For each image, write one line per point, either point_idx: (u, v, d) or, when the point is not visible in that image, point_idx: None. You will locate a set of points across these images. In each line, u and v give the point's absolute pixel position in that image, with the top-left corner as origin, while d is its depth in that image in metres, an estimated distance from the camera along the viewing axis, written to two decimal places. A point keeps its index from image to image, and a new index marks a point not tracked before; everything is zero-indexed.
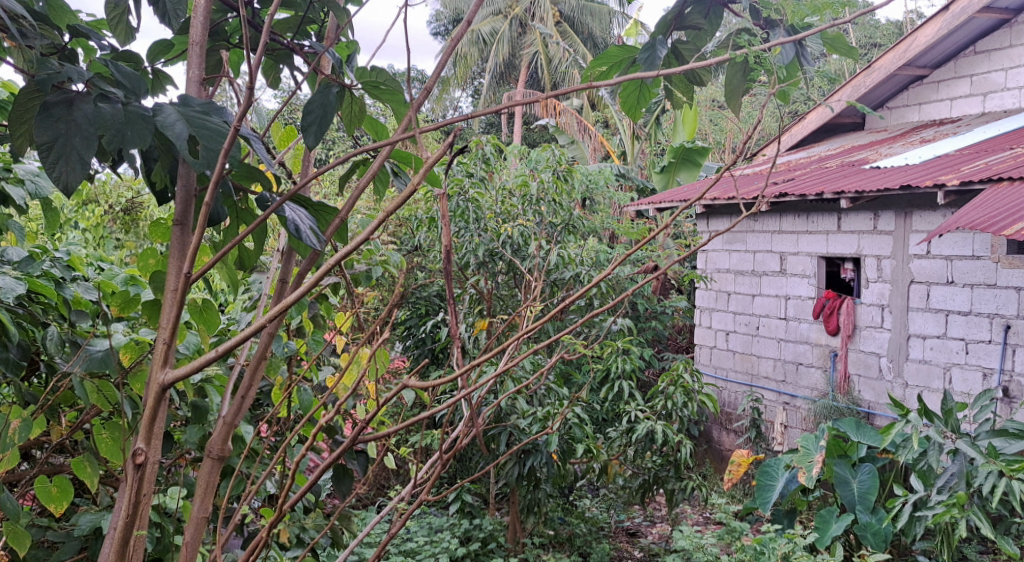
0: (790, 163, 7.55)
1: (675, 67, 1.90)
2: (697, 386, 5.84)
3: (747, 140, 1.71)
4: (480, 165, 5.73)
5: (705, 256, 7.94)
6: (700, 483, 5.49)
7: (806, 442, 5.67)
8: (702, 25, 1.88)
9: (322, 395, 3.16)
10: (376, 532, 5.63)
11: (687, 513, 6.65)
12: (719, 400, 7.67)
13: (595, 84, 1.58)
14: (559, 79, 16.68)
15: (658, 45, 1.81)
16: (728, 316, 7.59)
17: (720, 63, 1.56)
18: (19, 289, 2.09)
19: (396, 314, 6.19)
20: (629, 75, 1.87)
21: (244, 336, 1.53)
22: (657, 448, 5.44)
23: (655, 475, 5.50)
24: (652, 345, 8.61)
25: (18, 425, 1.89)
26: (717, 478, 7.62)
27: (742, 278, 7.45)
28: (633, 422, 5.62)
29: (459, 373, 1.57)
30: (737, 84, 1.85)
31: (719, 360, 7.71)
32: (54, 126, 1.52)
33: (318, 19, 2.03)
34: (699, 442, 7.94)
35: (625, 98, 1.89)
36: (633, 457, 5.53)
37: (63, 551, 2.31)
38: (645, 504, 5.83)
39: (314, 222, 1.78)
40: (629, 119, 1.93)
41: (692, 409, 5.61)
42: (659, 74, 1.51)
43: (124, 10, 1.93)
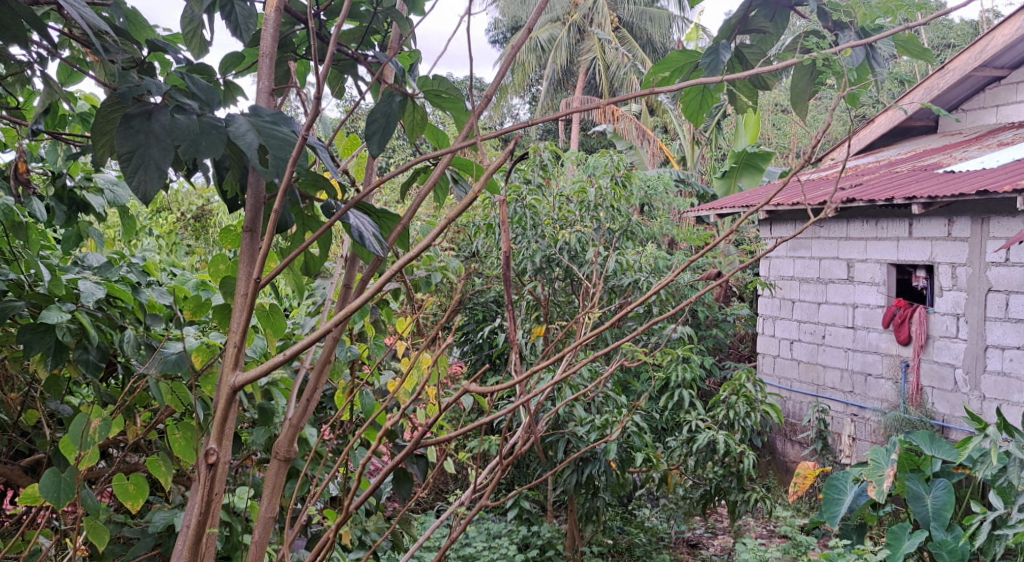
0: (860, 168, 7.44)
1: (739, 72, 1.91)
2: (760, 395, 5.78)
3: (817, 143, 1.70)
4: (538, 171, 5.78)
5: (768, 263, 7.87)
6: (763, 495, 5.40)
7: (876, 454, 5.53)
8: (768, 28, 1.89)
9: (384, 400, 3.20)
10: (435, 536, 5.68)
11: (750, 526, 6.59)
12: (783, 410, 7.57)
13: (658, 91, 1.57)
14: (617, 85, 16.64)
15: (722, 50, 1.79)
16: (793, 324, 7.51)
17: (787, 67, 1.54)
18: (100, 293, 2.16)
19: (455, 320, 6.23)
20: (691, 80, 1.88)
21: (311, 341, 1.58)
22: (718, 458, 5.38)
23: (717, 486, 5.41)
24: (713, 353, 8.53)
25: (98, 424, 1.91)
26: (782, 490, 7.52)
27: (807, 285, 7.36)
28: (693, 432, 5.59)
29: (522, 380, 1.57)
30: (804, 87, 1.86)
31: (783, 370, 7.62)
32: (134, 137, 1.59)
33: (382, 29, 2.09)
34: (762, 453, 7.85)
35: (687, 103, 1.90)
36: (694, 468, 5.48)
37: (138, 547, 2.39)
38: (706, 515, 5.78)
39: (377, 229, 1.83)
40: (692, 124, 1.93)
41: (755, 419, 5.55)
42: (721, 79, 1.49)
43: (198, 25, 2.00)
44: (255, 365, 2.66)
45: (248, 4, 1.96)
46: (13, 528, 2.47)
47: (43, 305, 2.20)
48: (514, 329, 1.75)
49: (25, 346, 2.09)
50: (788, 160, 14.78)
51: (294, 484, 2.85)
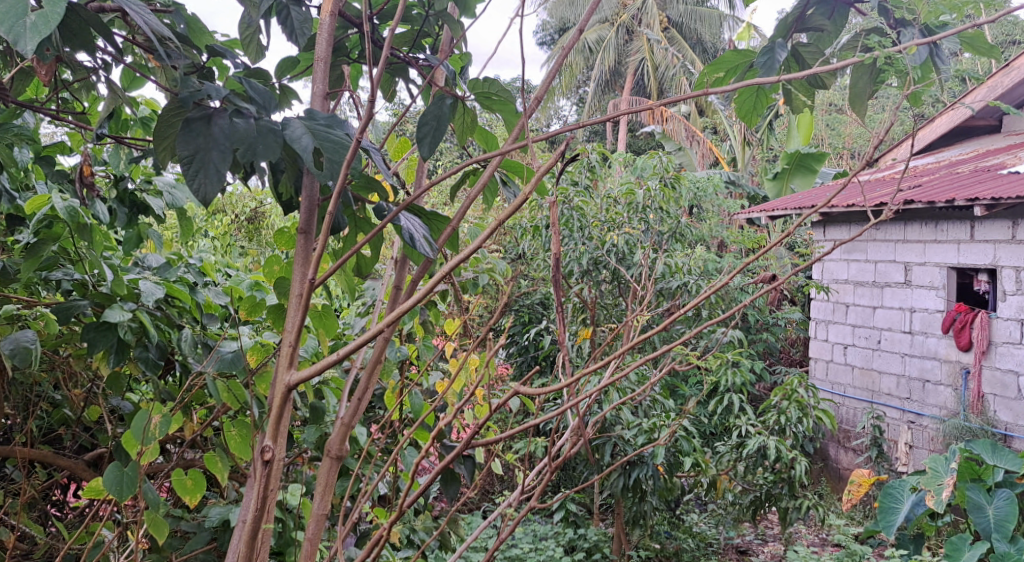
0: (920, 168, 7.30)
1: (796, 71, 1.90)
2: (813, 401, 5.70)
3: (878, 143, 1.69)
4: (585, 173, 5.76)
5: (822, 266, 7.78)
6: (816, 503, 5.31)
7: (935, 463, 5.35)
8: (826, 26, 1.87)
9: (432, 401, 3.23)
10: (482, 537, 5.70)
11: (801, 534, 6.51)
12: (837, 416, 7.47)
13: (712, 91, 1.56)
14: (666, 86, 16.53)
15: (777, 49, 1.79)
16: (846, 329, 7.42)
17: (848, 65, 1.52)
18: (160, 293, 2.22)
19: (502, 322, 6.25)
20: (746, 80, 1.87)
21: (364, 340, 1.61)
22: (769, 464, 5.32)
23: (767, 492, 5.33)
24: (764, 357, 8.44)
25: (159, 419, 1.95)
26: (834, 498, 7.41)
27: (862, 289, 7.27)
28: (743, 437, 5.54)
29: (570, 383, 1.58)
30: (864, 87, 1.85)
31: (836, 375, 7.53)
32: (195, 140, 1.63)
33: (433, 32, 2.11)
34: (814, 460, 7.75)
35: (741, 103, 1.89)
36: (743, 473, 5.41)
37: (195, 540, 2.45)
38: (756, 522, 5.72)
39: (427, 231, 1.85)
40: (746, 125, 1.93)
41: (807, 425, 5.47)
42: (778, 80, 1.47)
43: (255, 29, 2.05)
44: (308, 364, 2.70)
45: (304, 9, 1.98)
46: (76, 521, 2.53)
47: (106, 304, 2.25)
48: (563, 331, 1.76)
49: (89, 344, 2.14)
50: (842, 161, 14.56)
51: (343, 483, 2.87)
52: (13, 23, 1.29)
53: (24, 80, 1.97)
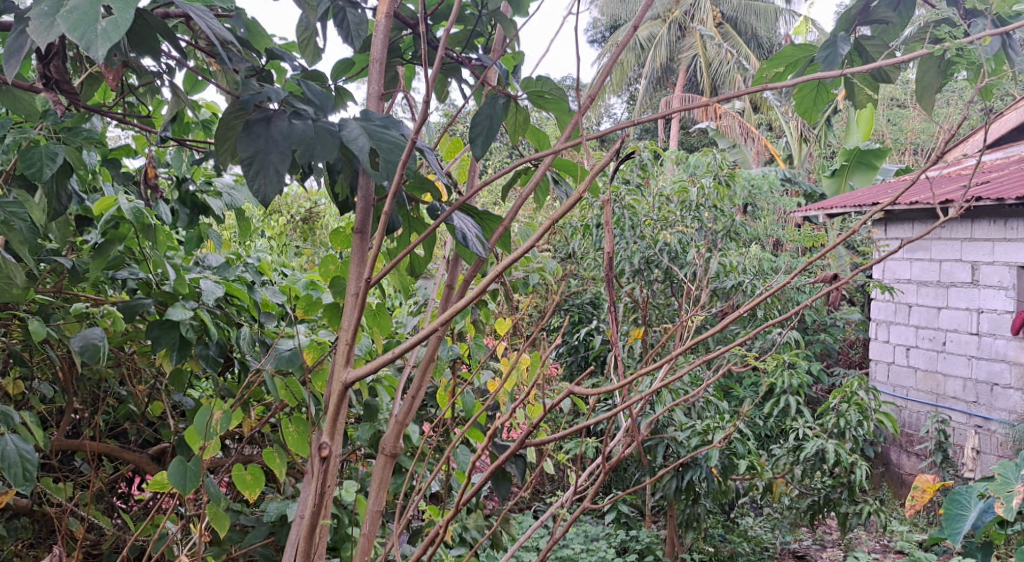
0: (990, 164, 7.13)
1: (859, 65, 1.86)
2: (873, 404, 5.60)
3: (949, 137, 1.68)
4: (637, 171, 5.72)
5: (883, 266, 7.67)
6: (878, 509, 5.19)
7: (1006, 468, 4.67)
8: (891, 18, 1.85)
9: (485, 400, 3.24)
10: (533, 535, 5.71)
11: (861, 539, 6.40)
12: (899, 420, 7.32)
13: (772, 85, 1.54)
14: (719, 83, 16.35)
15: (839, 43, 1.76)
16: (910, 330, 7.29)
17: (914, 58, 1.49)
18: (220, 292, 2.27)
19: (553, 322, 6.25)
20: (805, 75, 1.84)
21: (418, 340, 1.63)
22: (828, 468, 5.22)
23: (826, 497, 5.28)
24: (821, 359, 8.32)
25: (220, 415, 1.99)
26: (895, 503, 7.26)
27: (926, 289, 7.15)
28: (801, 440, 5.46)
29: (623, 385, 1.58)
30: (931, 80, 1.83)
31: (898, 378, 7.42)
32: (255, 142, 1.66)
33: (486, 32, 2.12)
34: (875, 465, 7.61)
35: (801, 99, 1.88)
36: (800, 477, 5.33)
37: (254, 534, 2.50)
38: (814, 527, 5.63)
39: (480, 230, 1.87)
40: (805, 120, 1.91)
41: (868, 428, 5.36)
42: (840, 73, 1.45)
43: (313, 32, 2.09)
44: (362, 363, 2.73)
45: (360, 11, 2.01)
46: (141, 513, 2.59)
47: (169, 303, 2.30)
48: (617, 334, 1.75)
49: (153, 342, 2.19)
50: (905, 158, 14.27)
51: (397, 481, 2.90)
52: (84, 31, 1.32)
53: (93, 85, 2.03)
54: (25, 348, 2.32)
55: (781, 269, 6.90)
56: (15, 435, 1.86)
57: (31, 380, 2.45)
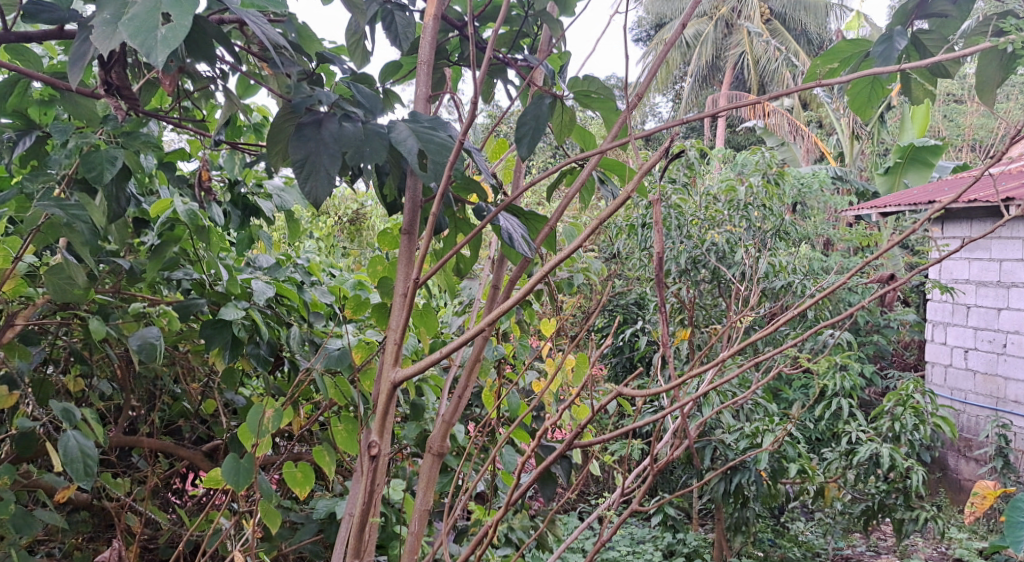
0: None
1: (916, 61, 1.85)
2: (930, 407, 5.50)
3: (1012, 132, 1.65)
4: (683, 170, 5.67)
5: (939, 267, 7.54)
6: (936, 515, 5.09)
7: None
8: (950, 12, 1.81)
9: (530, 400, 3.24)
10: (580, 537, 5.71)
11: (917, 546, 6.28)
12: (956, 424, 7.18)
13: (827, 82, 1.54)
14: (768, 79, 16.16)
15: (896, 38, 1.76)
16: (968, 332, 7.16)
17: (972, 53, 1.49)
18: (270, 292, 2.32)
19: (598, 322, 6.23)
20: (860, 71, 1.83)
21: (465, 340, 1.64)
22: (882, 472, 5.14)
23: (881, 503, 5.19)
24: (874, 361, 8.19)
25: (272, 412, 2.01)
26: (953, 509, 7.12)
27: (985, 289, 7.01)
28: (854, 444, 5.37)
29: (671, 386, 1.57)
30: (992, 74, 1.80)
31: (956, 381, 7.27)
32: (306, 145, 1.69)
33: (531, 32, 2.13)
34: (932, 470, 7.46)
35: (855, 95, 1.86)
36: (854, 481, 5.25)
37: (304, 531, 2.54)
38: (868, 533, 5.54)
39: (526, 230, 1.88)
40: (859, 117, 1.89)
41: (924, 432, 5.26)
42: (897, 68, 1.46)
43: (361, 36, 2.12)
44: (409, 363, 2.75)
45: (408, 14, 2.05)
46: (195, 509, 2.65)
47: (221, 302, 2.36)
48: (666, 336, 1.75)
49: (206, 341, 2.24)
50: (963, 155, 13.96)
51: (445, 480, 2.92)
52: (145, 37, 1.36)
53: (151, 91, 2.08)
54: (85, 347, 2.37)
55: (831, 270, 6.81)
56: (76, 431, 1.91)
57: (90, 378, 2.48)
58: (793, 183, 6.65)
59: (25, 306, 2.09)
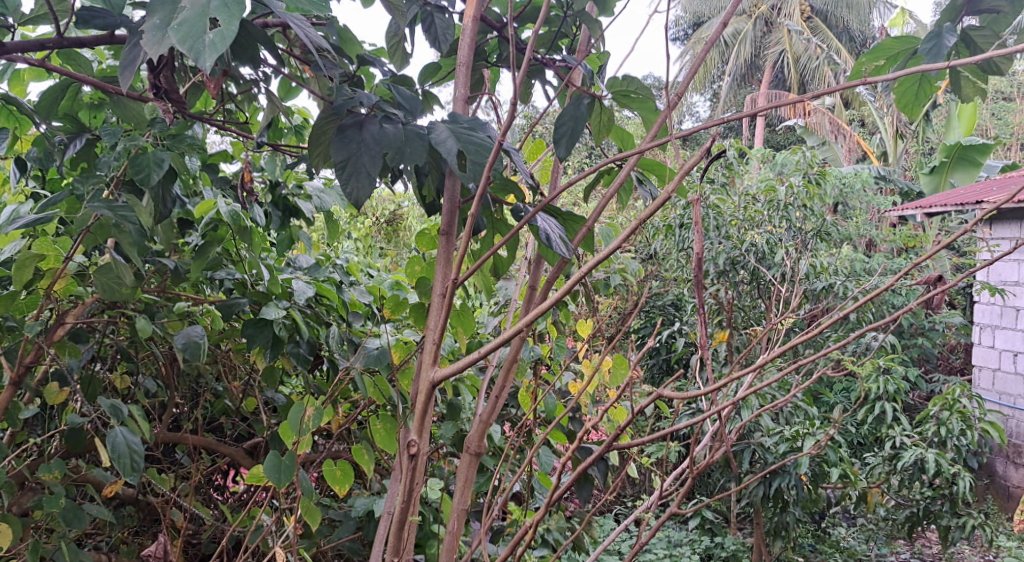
0: None
1: (966, 57, 1.83)
2: (977, 411, 5.40)
3: None
4: (722, 171, 5.63)
5: (988, 268, 7.40)
6: (983, 523, 5.00)
7: None
8: (1002, 9, 1.79)
9: (568, 401, 3.24)
10: (616, 539, 5.70)
11: (964, 554, 6.17)
12: (1004, 430, 7.05)
13: (872, 80, 1.50)
14: (808, 78, 15.99)
15: (945, 35, 1.74)
16: (1017, 335, 7.03)
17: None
18: (309, 292, 2.35)
19: (633, 323, 6.22)
20: (908, 68, 1.82)
21: (503, 340, 1.65)
22: (927, 478, 5.06)
23: (926, 509, 5.11)
24: (919, 364, 8.06)
25: (312, 411, 2.03)
26: (1000, 517, 6.98)
27: None
28: (898, 448, 5.29)
29: (710, 389, 1.55)
30: None
31: (1004, 385, 7.14)
32: (348, 146, 1.71)
33: (570, 33, 2.14)
34: (979, 476, 7.32)
35: (902, 93, 1.85)
36: (898, 487, 5.18)
37: (343, 529, 2.57)
38: (913, 539, 5.46)
39: (564, 231, 1.88)
40: (907, 115, 1.87)
41: (972, 437, 5.16)
42: (946, 66, 1.42)
43: (401, 38, 2.13)
44: (447, 362, 2.77)
45: (447, 16, 2.06)
46: (237, 505, 2.69)
47: (263, 302, 2.40)
48: (705, 337, 1.72)
49: (248, 340, 2.27)
50: (1011, 154, 13.69)
51: (482, 480, 2.92)
52: (193, 42, 1.39)
53: (196, 94, 2.12)
54: (131, 345, 2.42)
55: (874, 272, 6.71)
56: (124, 428, 1.95)
57: (135, 375, 2.52)
58: (835, 183, 6.57)
59: (74, 305, 2.13)
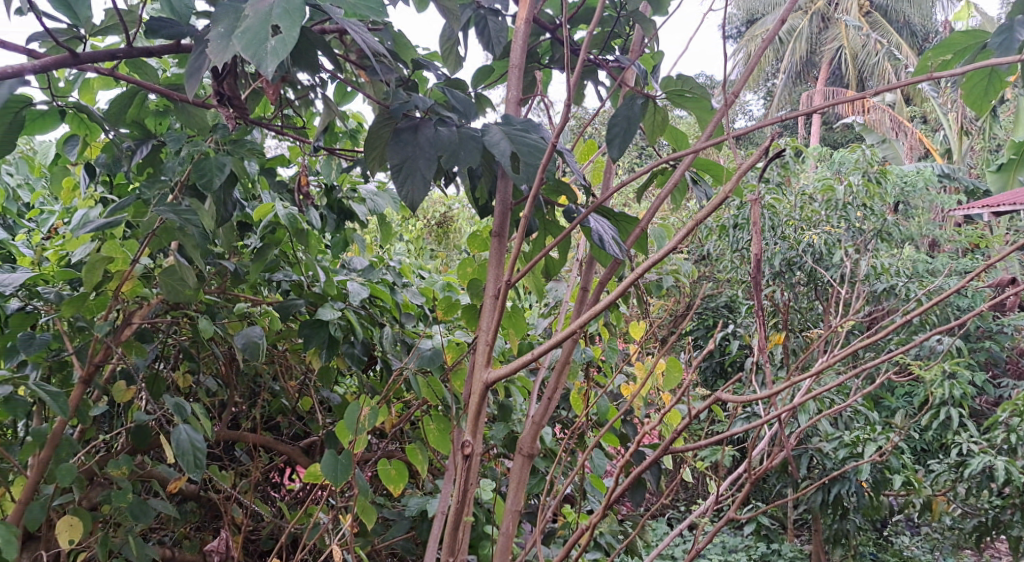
0: None
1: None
2: None
3: None
4: (778, 170, 5.56)
5: None
6: None
7: None
8: None
9: (621, 404, 3.23)
10: (671, 543, 5.68)
11: None
12: None
13: (937, 75, 1.49)
14: (867, 75, 15.70)
15: (1016, 28, 1.71)
16: None
17: None
18: (364, 293, 2.39)
19: (687, 326, 6.19)
20: (977, 62, 1.79)
21: (555, 342, 1.65)
22: (995, 487, 4.93)
23: (994, 519, 4.98)
24: (986, 369, 7.85)
25: (368, 410, 2.06)
26: None
27: None
28: (965, 456, 5.17)
29: (769, 392, 1.53)
30: None
31: None
32: (404, 150, 1.73)
33: (623, 34, 2.14)
34: None
35: (971, 89, 1.82)
36: (964, 496, 5.05)
37: (397, 528, 2.60)
38: (981, 550, 5.31)
39: (617, 233, 1.88)
40: (974, 111, 1.85)
41: None
42: (1016, 59, 1.40)
43: (454, 42, 2.16)
44: (499, 363, 2.78)
45: (501, 19, 2.08)
46: (294, 503, 2.73)
47: (319, 303, 2.44)
48: (762, 339, 1.70)
49: (304, 340, 2.31)
50: None
51: (534, 482, 2.92)
52: (257, 48, 1.42)
53: (256, 99, 2.16)
54: (192, 345, 2.48)
55: (937, 273, 6.57)
56: (187, 426, 1.99)
57: (196, 374, 2.58)
58: (896, 182, 6.43)
59: (139, 306, 2.19)
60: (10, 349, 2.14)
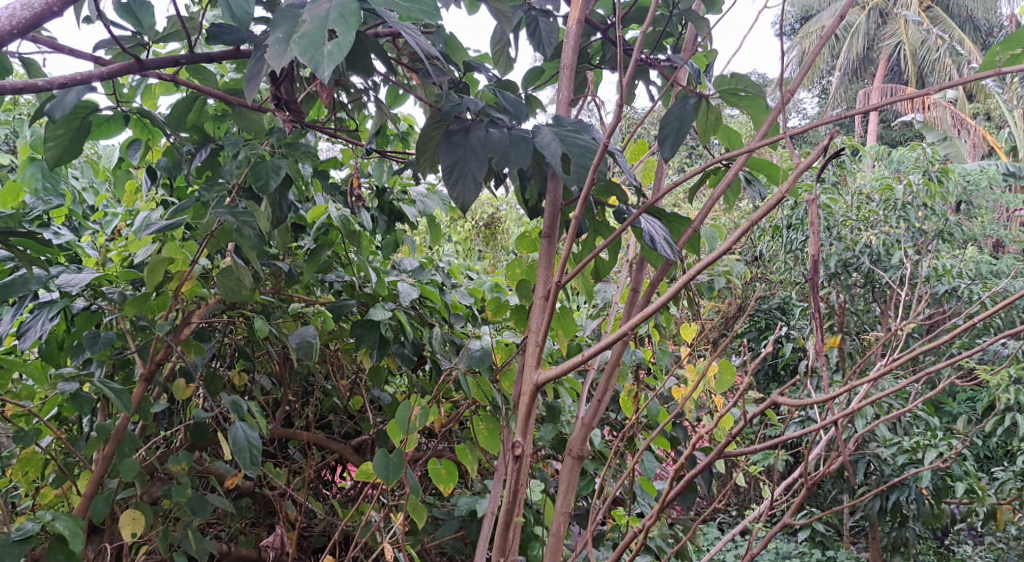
0: None
1: None
2: None
3: None
4: (834, 169, 5.48)
5: None
6: None
7: None
8: None
9: (672, 406, 3.21)
10: (723, 548, 5.63)
11: None
12: None
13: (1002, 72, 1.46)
14: (927, 70, 15.38)
15: None
16: None
17: None
18: (414, 293, 2.41)
19: (738, 328, 6.12)
20: None
21: (606, 344, 1.66)
22: None
23: None
24: None
25: (418, 409, 2.08)
26: None
27: None
28: None
29: (828, 396, 1.51)
30: None
31: None
32: (455, 152, 1.74)
33: (675, 32, 2.13)
34: None
35: None
36: None
37: (448, 527, 2.62)
38: None
39: (668, 234, 1.87)
40: None
41: None
42: None
43: (505, 43, 2.17)
44: (548, 364, 2.78)
45: (552, 19, 2.09)
46: (345, 500, 2.77)
47: (370, 303, 2.47)
48: (819, 343, 1.67)
49: (356, 340, 2.34)
50: None
51: (583, 484, 2.92)
52: (314, 53, 1.44)
53: (311, 102, 2.20)
54: (247, 344, 2.52)
55: (1001, 274, 6.41)
56: (243, 423, 2.03)
57: (251, 373, 2.62)
58: (958, 181, 6.29)
59: (198, 306, 2.23)
60: (77, 347, 2.23)
